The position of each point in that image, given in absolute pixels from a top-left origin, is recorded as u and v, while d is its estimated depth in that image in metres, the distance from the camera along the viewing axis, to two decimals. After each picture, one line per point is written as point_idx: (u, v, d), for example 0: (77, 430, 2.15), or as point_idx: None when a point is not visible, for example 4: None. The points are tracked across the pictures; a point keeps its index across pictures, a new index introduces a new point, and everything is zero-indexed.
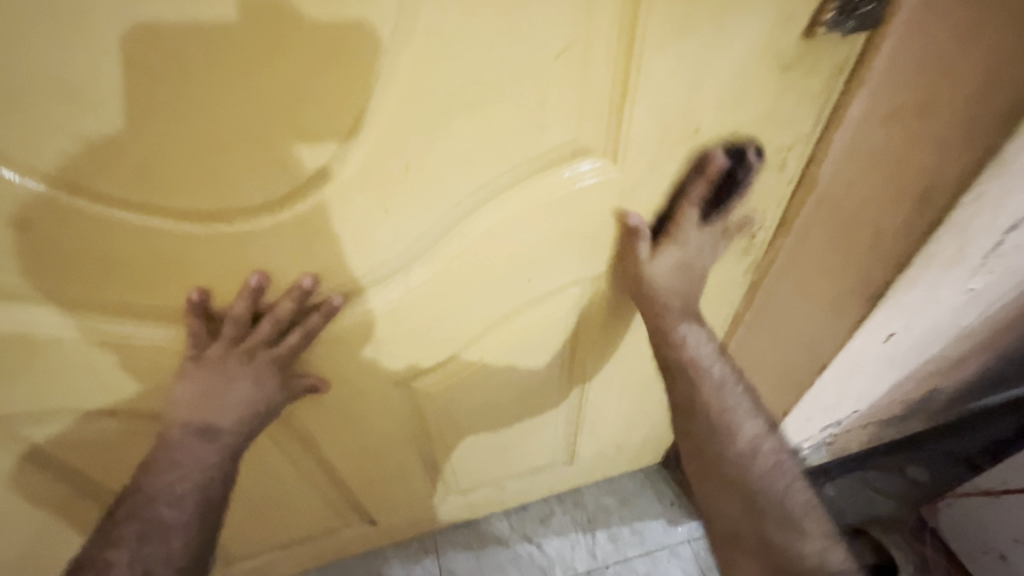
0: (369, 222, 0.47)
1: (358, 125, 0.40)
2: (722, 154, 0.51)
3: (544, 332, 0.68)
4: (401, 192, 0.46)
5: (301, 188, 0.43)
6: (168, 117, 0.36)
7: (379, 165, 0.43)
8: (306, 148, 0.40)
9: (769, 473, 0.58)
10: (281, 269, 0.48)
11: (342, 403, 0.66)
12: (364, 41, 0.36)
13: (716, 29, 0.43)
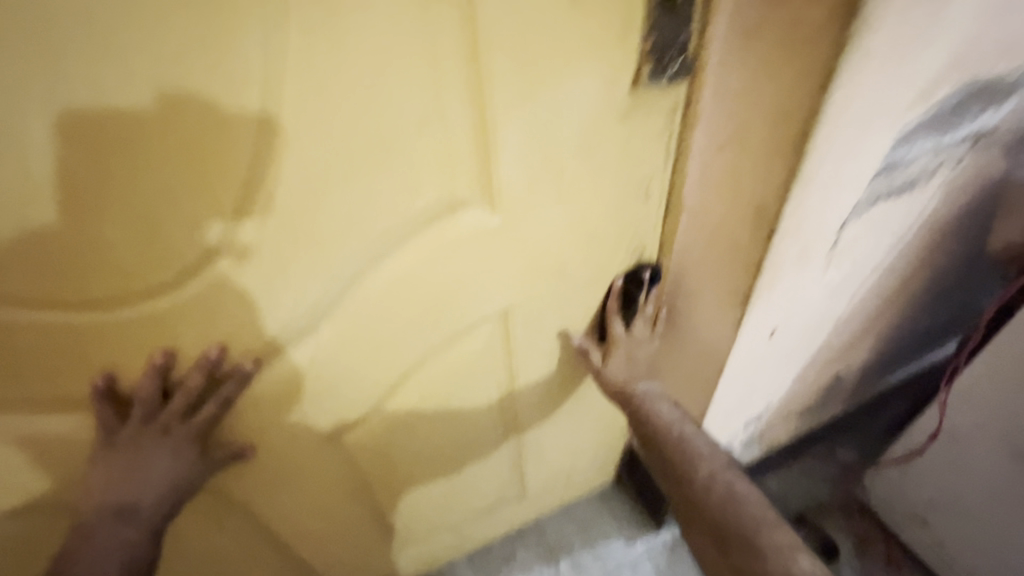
0: (267, 289, 0.50)
1: (240, 205, 0.44)
2: (620, 277, 0.71)
3: (463, 369, 0.72)
4: (293, 259, 0.49)
5: (197, 266, 0.46)
6: (89, 213, 0.40)
7: (266, 238, 0.47)
8: (199, 231, 0.44)
9: (727, 496, 0.63)
10: (189, 344, 0.51)
11: (272, 466, 0.67)
12: (232, 134, 0.41)
13: (555, 91, 0.49)
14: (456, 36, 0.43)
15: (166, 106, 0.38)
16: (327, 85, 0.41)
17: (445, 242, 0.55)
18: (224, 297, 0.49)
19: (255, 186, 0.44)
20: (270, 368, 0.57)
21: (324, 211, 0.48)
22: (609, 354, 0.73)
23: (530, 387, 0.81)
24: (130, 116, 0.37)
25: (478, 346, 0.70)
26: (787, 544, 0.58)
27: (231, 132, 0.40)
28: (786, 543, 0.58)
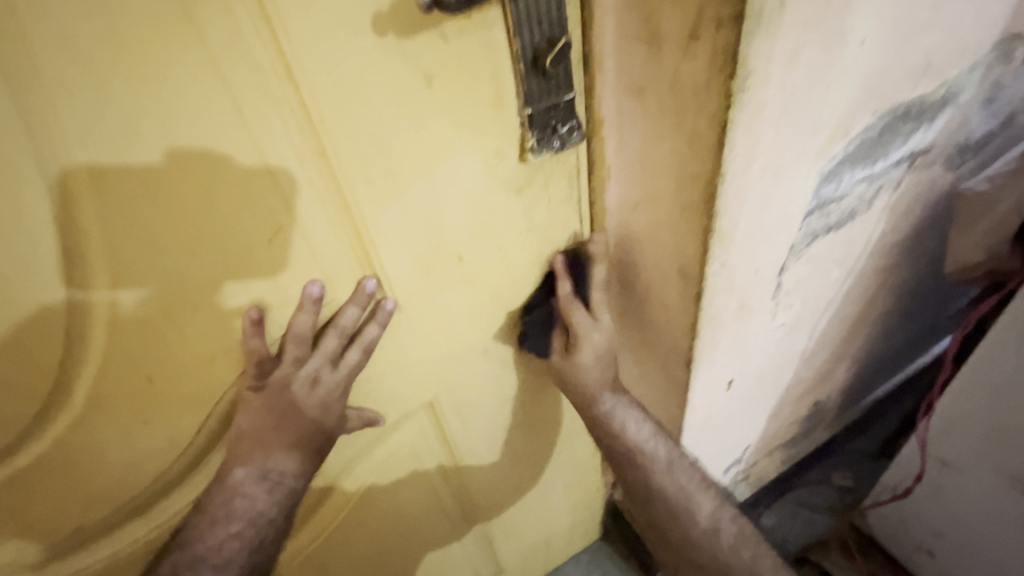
0: (129, 436, 0.44)
1: (72, 354, 0.39)
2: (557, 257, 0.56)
3: (397, 466, 0.65)
4: (148, 398, 0.43)
5: (35, 429, 0.40)
6: None
7: (113, 382, 0.41)
8: (25, 393, 0.38)
9: (738, 544, 0.59)
10: (34, 512, 0.44)
11: None
12: (43, 284, 0.36)
13: (430, 177, 0.45)
14: (293, 139, 0.38)
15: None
16: (144, 212, 0.36)
17: (338, 354, 0.49)
18: (69, 454, 0.42)
19: (81, 328, 0.38)
20: (149, 517, 0.50)
21: (177, 341, 0.42)
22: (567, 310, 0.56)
23: (483, 471, 0.74)
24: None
25: (411, 441, 0.64)
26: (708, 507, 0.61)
27: (35, 278, 0.35)
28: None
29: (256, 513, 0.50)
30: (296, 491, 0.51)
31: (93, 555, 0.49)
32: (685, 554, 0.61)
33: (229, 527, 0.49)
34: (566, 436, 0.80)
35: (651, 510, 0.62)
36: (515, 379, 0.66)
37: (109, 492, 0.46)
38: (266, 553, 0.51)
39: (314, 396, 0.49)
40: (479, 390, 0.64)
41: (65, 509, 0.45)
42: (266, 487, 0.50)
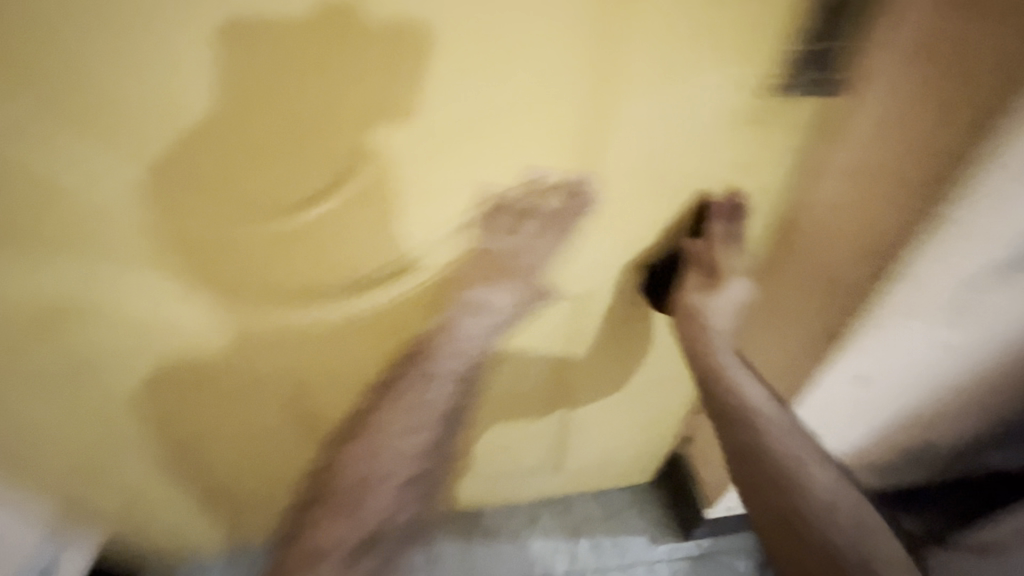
0: (382, 222, 0.57)
1: (379, 141, 0.50)
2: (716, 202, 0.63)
3: (532, 335, 0.75)
4: (394, 202, 0.55)
5: (330, 190, 0.52)
6: (259, 116, 0.46)
7: (394, 173, 0.53)
8: (339, 158, 0.50)
9: (805, 471, 0.60)
10: (289, 263, 0.57)
11: (347, 378, 0.74)
12: (386, 77, 0.46)
13: (684, 83, 0.52)
14: (583, 28, 0.46)
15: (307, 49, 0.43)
16: (476, 43, 0.46)
17: (546, 210, 0.59)
18: (337, 220, 0.55)
19: (377, 133, 0.49)
20: (354, 299, 0.64)
21: (433, 164, 0.53)
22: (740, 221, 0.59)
23: (586, 371, 0.83)
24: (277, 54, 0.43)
25: (554, 318, 0.73)
26: (800, 456, 0.61)
27: (385, 67, 0.45)
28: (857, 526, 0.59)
29: (404, 455, 0.69)
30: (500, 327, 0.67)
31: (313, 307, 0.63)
32: (773, 484, 0.60)
33: (404, 402, 0.68)
34: (673, 367, 0.87)
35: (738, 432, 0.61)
36: (649, 297, 0.73)
37: (341, 265, 0.59)
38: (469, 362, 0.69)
39: (518, 240, 0.60)
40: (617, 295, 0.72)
41: (307, 266, 0.58)
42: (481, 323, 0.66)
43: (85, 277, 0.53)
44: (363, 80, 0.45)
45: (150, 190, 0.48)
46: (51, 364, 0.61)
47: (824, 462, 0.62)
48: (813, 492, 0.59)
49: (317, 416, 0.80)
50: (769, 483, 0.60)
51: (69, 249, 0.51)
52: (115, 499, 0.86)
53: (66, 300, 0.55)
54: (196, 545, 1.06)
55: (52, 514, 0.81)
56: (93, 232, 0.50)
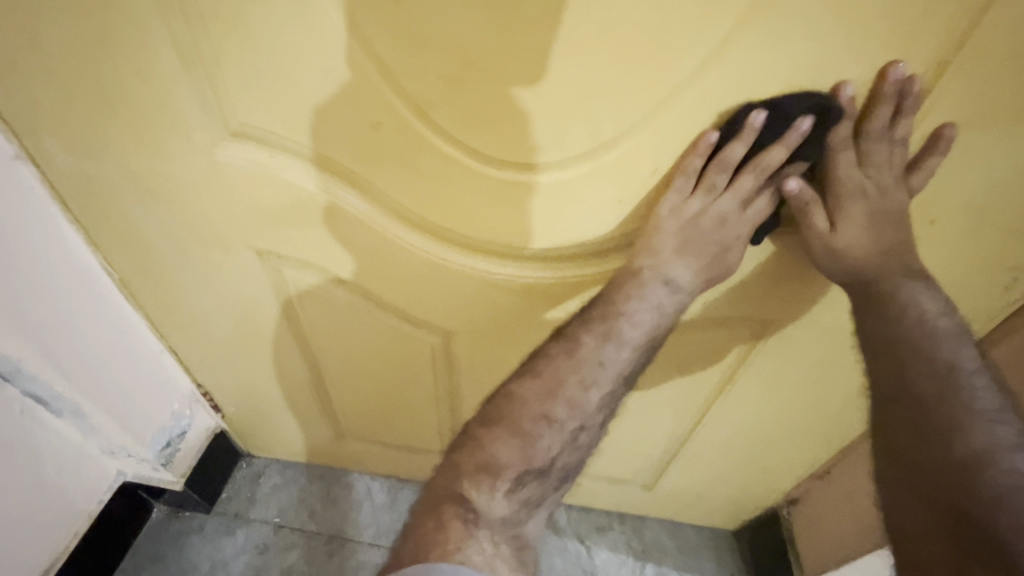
0: (604, 206, 0.56)
1: (642, 124, 0.49)
2: (796, 183, 0.51)
3: (688, 353, 0.72)
4: (637, 189, 0.54)
5: (572, 162, 0.52)
6: (547, 75, 0.46)
7: (640, 160, 0.52)
8: (597, 134, 0.50)
9: (988, 413, 0.45)
10: (507, 221, 0.58)
11: (498, 344, 0.75)
12: (684, 60, 0.45)
13: (993, 138, 0.47)
14: (909, 52, 0.43)
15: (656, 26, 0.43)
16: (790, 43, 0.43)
17: (761, 231, 0.56)
18: (564, 193, 0.54)
19: (657, 114, 0.48)
20: (546, 271, 0.63)
21: (693, 160, 0.51)
22: (864, 151, 0.49)
23: (731, 402, 0.80)
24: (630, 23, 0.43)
25: (720, 343, 0.70)
26: (976, 395, 0.46)
27: (689, 52, 0.44)
28: None
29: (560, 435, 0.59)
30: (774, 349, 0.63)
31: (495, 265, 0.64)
32: (901, 380, 0.49)
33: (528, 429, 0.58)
34: (818, 427, 0.81)
35: (888, 339, 0.50)
36: (833, 347, 0.68)
37: (550, 235, 0.59)
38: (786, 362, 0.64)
39: (721, 251, 0.58)
40: (803, 335, 0.67)
41: (523, 230, 0.59)
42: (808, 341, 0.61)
43: (332, 178, 0.57)
44: (675, 59, 0.45)
45: (426, 130, 0.51)
46: (267, 247, 0.67)
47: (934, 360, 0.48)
48: (994, 421, 0.44)
49: (454, 368, 0.82)
50: (891, 374, 0.49)
51: (335, 151, 0.55)
52: (259, 386, 0.96)
53: (308, 206, 0.60)
54: (298, 452, 1.14)
55: (216, 365, 0.92)
56: (359, 143, 0.53)
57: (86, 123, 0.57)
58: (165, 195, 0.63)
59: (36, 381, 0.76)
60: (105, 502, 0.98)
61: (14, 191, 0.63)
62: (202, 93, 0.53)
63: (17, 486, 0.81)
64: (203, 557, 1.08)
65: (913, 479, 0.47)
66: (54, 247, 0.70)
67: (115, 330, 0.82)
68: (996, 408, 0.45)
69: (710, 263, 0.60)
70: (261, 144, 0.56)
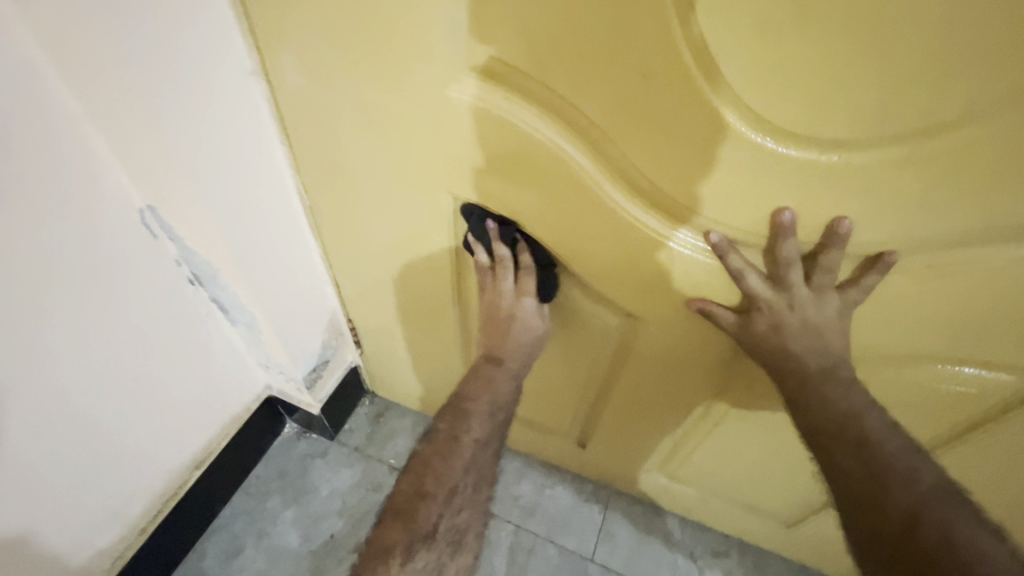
0: (889, 204, 0.46)
1: (995, 111, 0.38)
2: (716, 235, 0.53)
3: (916, 392, 0.61)
4: (954, 188, 0.43)
5: (870, 146, 0.43)
6: (887, 36, 0.37)
7: (969, 155, 0.41)
8: (925, 116, 0.40)
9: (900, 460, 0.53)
10: (761, 200, 0.50)
11: (679, 338, 0.68)
12: None
13: None
14: None
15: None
16: None
17: None
18: (845, 181, 0.46)
19: None
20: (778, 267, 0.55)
21: None
22: None
23: (943, 451, 0.68)
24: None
25: (966, 386, 0.58)
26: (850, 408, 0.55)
27: None
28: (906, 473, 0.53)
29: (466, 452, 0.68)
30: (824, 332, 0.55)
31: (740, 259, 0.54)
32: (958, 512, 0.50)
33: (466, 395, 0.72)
34: None
35: None
36: None
37: (807, 225, 0.50)
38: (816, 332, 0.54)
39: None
40: None
41: (774, 215, 0.50)
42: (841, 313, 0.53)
43: (563, 131, 0.52)
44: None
45: (698, 88, 0.44)
46: (466, 194, 0.64)
47: (961, 513, 0.50)
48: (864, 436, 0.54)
49: (618, 353, 0.76)
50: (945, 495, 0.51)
51: (579, 102, 0.49)
52: (406, 332, 0.97)
53: (529, 158, 0.56)
54: (422, 401, 1.16)
55: (372, 304, 0.94)
56: (610, 95, 0.48)
57: (327, 42, 0.56)
58: (382, 125, 0.62)
59: (225, 291, 0.81)
60: (253, 410, 1.05)
61: (239, 109, 0.65)
62: (457, 21, 0.49)
63: (192, 382, 0.88)
64: (324, 482, 1.14)
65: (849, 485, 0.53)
66: (263, 164, 0.72)
67: (294, 253, 0.85)
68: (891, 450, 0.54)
69: (1009, 292, 0.48)
70: (498, 85, 0.52)
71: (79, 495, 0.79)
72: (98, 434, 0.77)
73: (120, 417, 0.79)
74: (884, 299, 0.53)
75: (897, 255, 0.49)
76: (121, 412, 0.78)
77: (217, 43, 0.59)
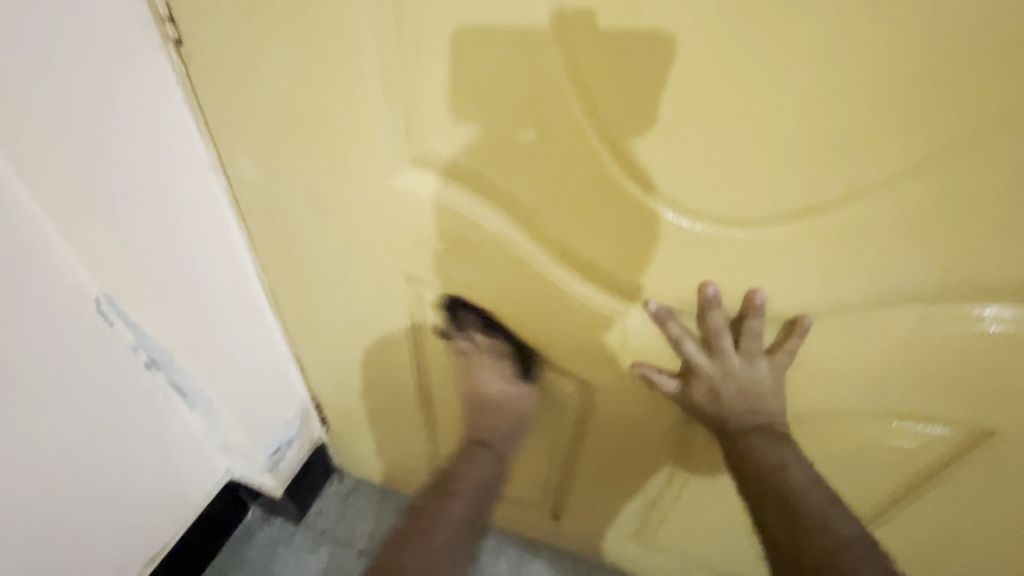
0: (802, 269, 0.49)
1: (873, 186, 0.43)
2: (654, 304, 0.56)
3: (864, 447, 0.62)
4: (853, 252, 0.47)
5: (774, 218, 0.47)
6: (769, 126, 0.42)
7: (861, 225, 0.45)
8: (815, 191, 0.44)
9: (814, 498, 0.52)
10: (687, 269, 0.53)
11: (633, 402, 0.69)
12: (949, 122, 0.38)
13: None
14: None
15: (930, 73, 0.37)
16: None
17: (997, 326, 0.47)
18: (759, 251, 0.49)
19: (906, 175, 0.42)
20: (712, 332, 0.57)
21: (933, 226, 0.43)
22: None
23: (900, 503, 0.68)
24: (898, 66, 0.37)
25: (909, 439, 0.60)
26: (771, 444, 0.55)
27: (958, 115, 0.38)
28: (819, 507, 0.51)
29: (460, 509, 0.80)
30: (763, 388, 0.56)
31: (680, 329, 0.56)
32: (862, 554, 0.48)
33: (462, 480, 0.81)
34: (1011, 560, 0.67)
35: None
36: None
37: (732, 290, 0.53)
38: (749, 388, 0.56)
39: (940, 337, 0.50)
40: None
41: (700, 284, 0.53)
42: (773, 369, 0.55)
43: (500, 213, 0.56)
44: (948, 110, 0.38)
45: (615, 173, 0.48)
46: (418, 272, 0.67)
47: (866, 562, 0.47)
48: (782, 467, 0.54)
49: (578, 419, 0.77)
50: (844, 529, 0.50)
51: (513, 187, 0.53)
52: (369, 408, 0.96)
53: (470, 238, 0.59)
54: (391, 478, 1.13)
55: (335, 381, 0.94)
56: (539, 181, 0.52)
57: (280, 138, 0.60)
58: (333, 211, 0.65)
59: (181, 375, 0.80)
60: (212, 497, 1.01)
61: (200, 199, 0.68)
62: (396, 120, 0.53)
63: (144, 472, 0.85)
64: (289, 570, 1.08)
65: (771, 520, 0.52)
66: (224, 249, 0.74)
67: (255, 334, 0.85)
68: (808, 486, 0.53)
69: (922, 345, 0.51)
70: (438, 174, 0.56)
71: None
72: (39, 532, 0.73)
73: (63, 514, 0.75)
74: (821, 359, 0.55)
75: (811, 318, 0.53)
76: (66, 507, 0.75)
77: (177, 144, 0.63)
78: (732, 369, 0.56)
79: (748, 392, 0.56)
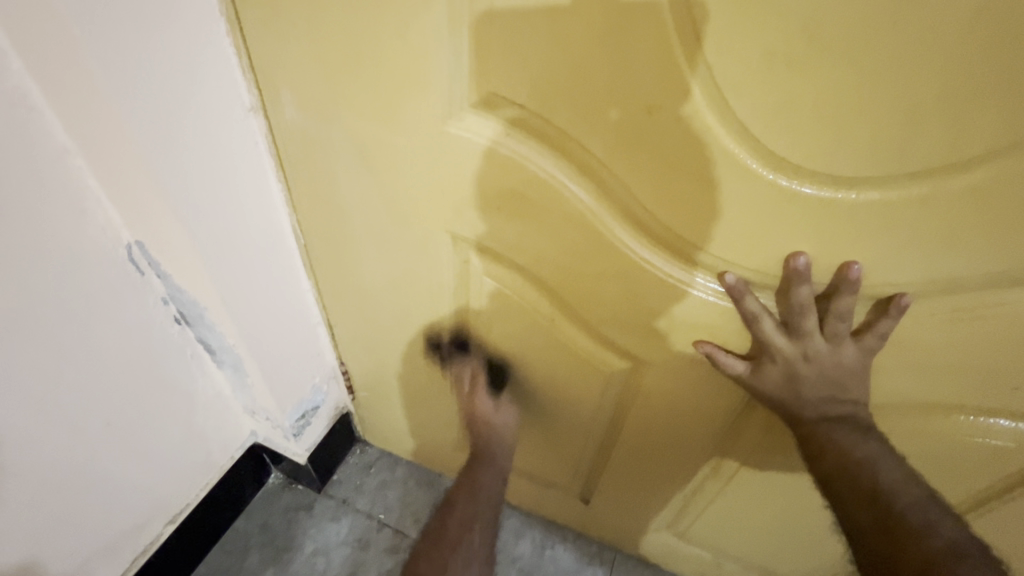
0: (912, 240, 0.43)
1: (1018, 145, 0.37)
2: (731, 277, 0.50)
3: (953, 445, 0.57)
4: (979, 226, 0.41)
5: (887, 180, 0.41)
6: (900, 66, 0.36)
7: (993, 189, 0.39)
8: (943, 148, 0.38)
9: (911, 499, 0.48)
10: (774, 236, 0.47)
11: (688, 384, 0.64)
12: None
13: None
14: None
15: None
16: None
17: None
18: (863, 217, 0.43)
19: None
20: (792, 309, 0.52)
21: None
22: None
23: (973, 506, 0.63)
24: None
25: (1004, 438, 0.54)
26: (855, 437, 0.51)
27: None
28: (918, 510, 0.47)
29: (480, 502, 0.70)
30: (847, 372, 0.51)
31: (758, 307, 0.51)
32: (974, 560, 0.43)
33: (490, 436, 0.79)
34: None
35: None
36: None
37: (823, 262, 0.48)
38: (831, 374, 0.51)
39: None
40: None
41: (789, 254, 0.48)
42: (860, 351, 0.50)
43: (565, 166, 0.51)
44: None
45: (705, 121, 0.43)
46: (465, 231, 0.62)
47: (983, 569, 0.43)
48: (870, 464, 0.50)
49: (623, 398, 0.72)
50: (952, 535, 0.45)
51: (583, 136, 0.48)
52: (398, 376, 0.93)
53: (528, 193, 0.54)
54: (415, 450, 1.10)
55: (366, 347, 0.90)
56: (615, 129, 0.46)
57: (325, 77, 0.55)
58: (379, 161, 0.60)
59: (211, 331, 0.77)
60: (236, 459, 1.00)
61: (238, 145, 0.64)
62: (456, 57, 0.48)
63: (170, 428, 0.83)
64: (309, 538, 1.06)
65: (862, 520, 0.49)
66: (261, 201, 0.71)
67: (287, 295, 0.82)
68: (903, 487, 0.49)
69: None
70: (498, 119, 0.51)
71: (38, 548, 0.73)
72: (67, 481, 0.72)
73: (91, 467, 0.74)
74: (923, 345, 0.50)
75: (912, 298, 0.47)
76: (94, 458, 0.74)
77: (217, 82, 0.59)
78: (812, 350, 0.51)
79: (828, 375, 0.52)
